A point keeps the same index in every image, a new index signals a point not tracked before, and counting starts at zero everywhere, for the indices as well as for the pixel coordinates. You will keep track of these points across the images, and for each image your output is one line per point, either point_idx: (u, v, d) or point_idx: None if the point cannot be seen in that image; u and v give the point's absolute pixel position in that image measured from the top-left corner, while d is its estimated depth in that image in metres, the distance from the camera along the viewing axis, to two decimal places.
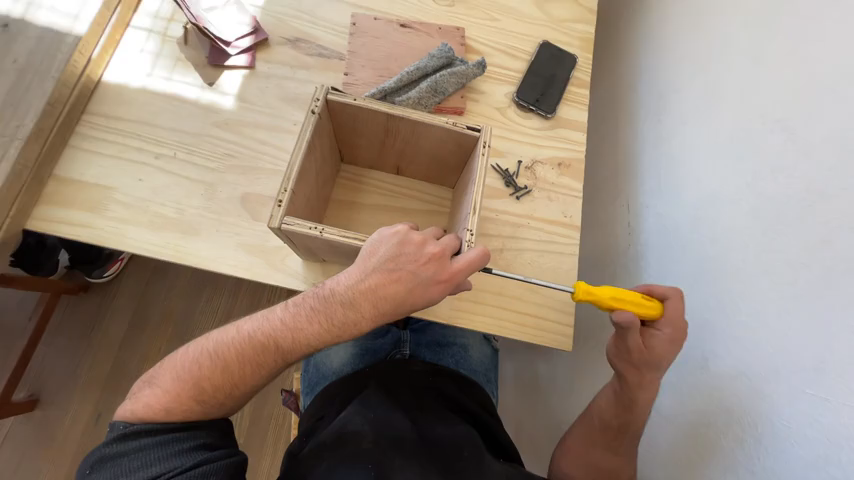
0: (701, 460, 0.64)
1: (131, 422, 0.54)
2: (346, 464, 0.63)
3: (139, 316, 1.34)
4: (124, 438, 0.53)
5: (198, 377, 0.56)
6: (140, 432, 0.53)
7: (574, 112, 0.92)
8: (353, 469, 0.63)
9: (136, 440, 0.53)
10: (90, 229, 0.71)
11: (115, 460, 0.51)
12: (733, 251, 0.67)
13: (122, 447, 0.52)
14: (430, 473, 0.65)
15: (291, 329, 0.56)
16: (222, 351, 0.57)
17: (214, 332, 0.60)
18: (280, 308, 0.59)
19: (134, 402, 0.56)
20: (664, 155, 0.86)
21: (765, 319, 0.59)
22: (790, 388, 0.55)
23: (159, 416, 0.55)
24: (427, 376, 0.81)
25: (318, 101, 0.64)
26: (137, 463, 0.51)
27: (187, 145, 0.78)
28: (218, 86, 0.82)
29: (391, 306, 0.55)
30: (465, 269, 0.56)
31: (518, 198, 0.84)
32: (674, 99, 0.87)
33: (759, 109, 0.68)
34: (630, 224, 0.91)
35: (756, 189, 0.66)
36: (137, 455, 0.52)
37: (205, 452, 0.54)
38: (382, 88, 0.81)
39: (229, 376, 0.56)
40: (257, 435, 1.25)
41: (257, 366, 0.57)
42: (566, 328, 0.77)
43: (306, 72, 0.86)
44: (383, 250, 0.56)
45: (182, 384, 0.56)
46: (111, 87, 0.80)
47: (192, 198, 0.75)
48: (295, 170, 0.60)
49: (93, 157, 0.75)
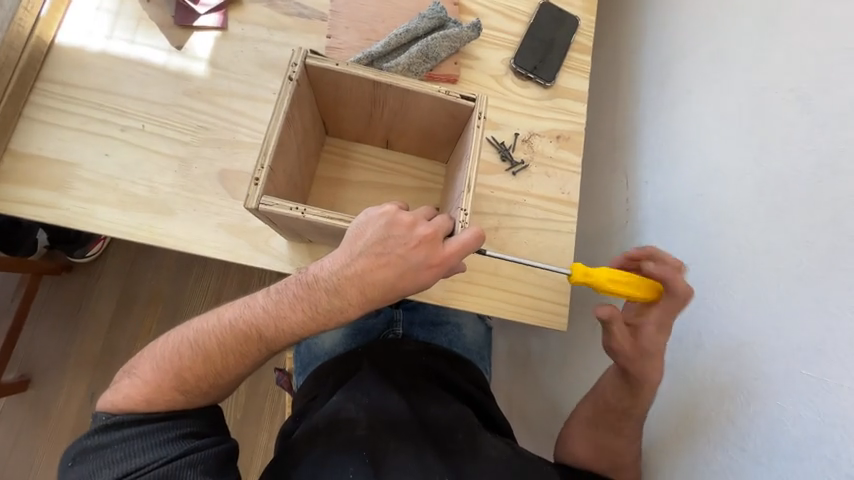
0: (692, 436, 0.64)
1: (111, 413, 0.52)
2: (340, 450, 0.63)
3: (124, 297, 1.30)
4: (107, 429, 0.51)
5: (179, 367, 0.54)
6: (122, 423, 0.51)
7: (575, 80, 0.87)
8: (347, 456, 0.62)
9: (119, 431, 0.51)
10: (55, 210, 0.66)
11: (98, 451, 0.50)
12: (735, 229, 0.64)
13: (104, 438, 0.50)
14: (424, 455, 0.65)
15: (274, 317, 0.54)
16: (203, 340, 0.55)
17: (195, 320, 0.57)
18: (262, 294, 0.55)
19: (114, 394, 0.54)
20: (668, 127, 0.82)
21: (764, 299, 0.58)
22: (786, 368, 0.54)
23: (140, 408, 0.52)
24: (420, 355, 0.80)
25: (296, 67, 0.58)
26: (121, 455, 0.49)
27: (156, 117, 0.71)
28: (187, 50, 0.75)
29: (380, 292, 0.53)
30: (458, 251, 0.53)
31: (514, 173, 0.80)
32: (681, 65, 0.81)
33: (772, 77, 0.64)
34: (629, 199, 0.87)
35: (763, 163, 0.62)
36: (120, 446, 0.50)
37: (192, 441, 0.52)
38: (368, 52, 0.74)
39: (212, 365, 0.54)
40: (253, 410, 1.25)
41: (241, 355, 0.54)
42: (561, 308, 0.75)
43: (284, 34, 0.78)
44: (370, 233, 0.52)
45: (163, 374, 0.53)
46: (66, 50, 0.72)
47: (165, 175, 0.69)
48: (272, 144, 0.55)
49: (51, 130, 0.69)
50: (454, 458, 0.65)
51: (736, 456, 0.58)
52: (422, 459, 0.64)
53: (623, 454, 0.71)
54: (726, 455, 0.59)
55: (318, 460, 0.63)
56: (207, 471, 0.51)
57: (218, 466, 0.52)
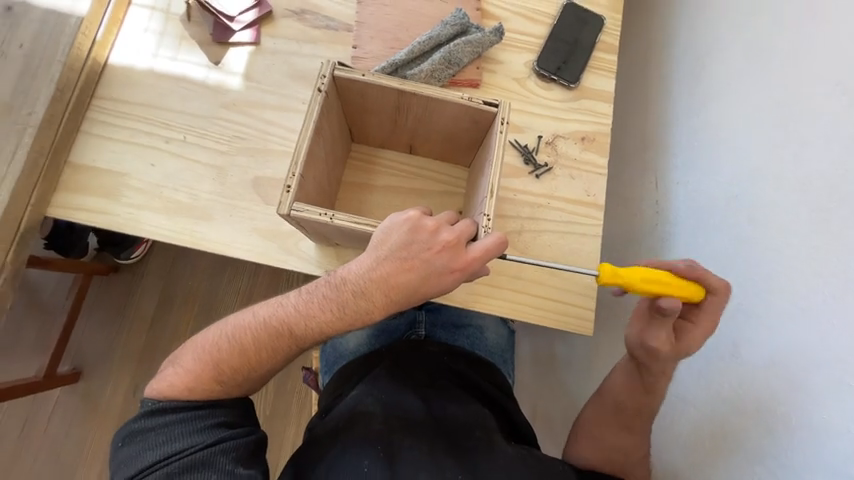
0: (726, 448, 0.62)
1: (157, 399, 0.56)
2: (357, 444, 0.64)
3: (166, 295, 1.39)
4: (151, 414, 0.55)
5: (218, 359, 0.57)
6: (165, 409, 0.55)
7: (601, 81, 0.85)
8: (364, 449, 0.63)
9: (162, 416, 0.55)
10: (108, 216, 0.72)
11: (143, 434, 0.54)
12: (775, 231, 0.61)
13: (149, 423, 0.54)
14: (438, 451, 0.65)
15: (304, 316, 0.56)
16: (239, 335, 0.58)
17: (232, 316, 0.61)
18: (294, 294, 0.58)
19: (159, 381, 0.58)
20: (698, 127, 0.79)
21: (807, 306, 0.55)
22: (832, 379, 0.51)
23: (182, 395, 0.56)
24: (443, 356, 0.81)
25: (325, 79, 0.61)
26: (162, 438, 0.53)
27: (197, 128, 0.76)
28: (224, 65, 0.80)
29: (404, 295, 0.54)
30: (481, 257, 0.53)
31: (537, 176, 0.79)
32: (714, 63, 0.79)
33: (816, 71, 0.61)
34: (659, 201, 0.84)
35: (805, 162, 0.59)
36: (162, 431, 0.54)
37: (225, 430, 0.55)
38: (393, 60, 0.76)
39: (246, 359, 0.57)
40: (283, 406, 1.30)
41: (273, 351, 0.57)
42: (587, 312, 0.74)
43: (312, 46, 0.82)
44: (395, 238, 0.54)
45: (203, 366, 0.57)
46: (118, 69, 0.78)
47: (204, 183, 0.74)
48: (303, 153, 0.58)
49: (105, 143, 0.75)
50: (471, 454, 0.65)
51: (775, 469, 0.55)
52: (435, 455, 0.64)
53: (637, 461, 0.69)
54: (763, 468, 0.57)
55: (336, 453, 0.64)
56: (238, 458, 0.53)
57: (248, 454, 0.55)
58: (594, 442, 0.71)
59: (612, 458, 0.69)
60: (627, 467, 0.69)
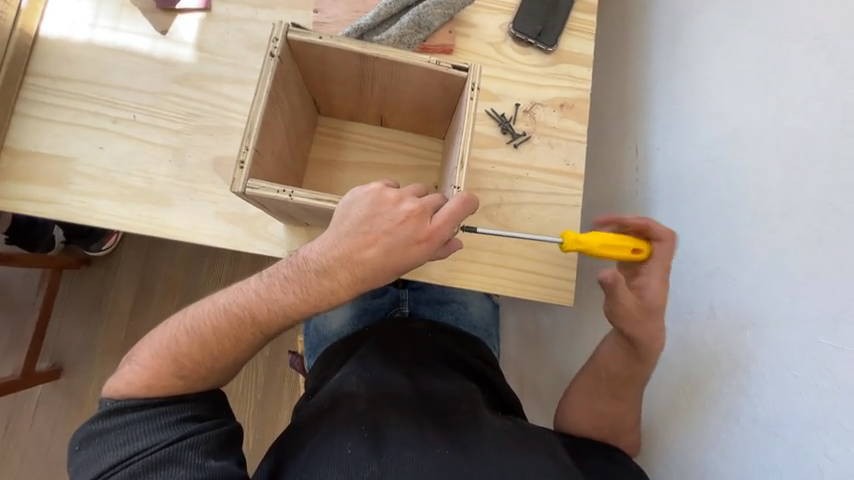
0: (703, 409, 0.63)
1: (116, 399, 0.53)
2: (340, 425, 0.63)
3: (142, 287, 1.34)
4: (109, 414, 0.52)
5: (177, 353, 0.55)
6: (124, 409, 0.52)
7: (579, 43, 0.81)
8: (347, 430, 0.62)
9: (122, 416, 0.52)
10: (57, 205, 0.66)
11: (102, 436, 0.51)
12: (752, 193, 0.61)
13: (108, 424, 0.51)
14: (426, 427, 0.64)
15: (266, 300, 0.54)
16: (199, 325, 0.56)
17: (191, 307, 0.58)
18: (255, 279, 0.56)
19: (116, 380, 0.55)
20: (677, 89, 0.77)
21: (781, 268, 0.56)
22: (800, 336, 0.52)
23: (140, 393, 0.53)
24: (426, 332, 0.82)
25: (277, 42, 0.56)
26: (123, 438, 0.50)
27: (147, 106, 0.70)
28: (172, 35, 0.73)
29: (369, 272, 0.52)
30: (447, 226, 0.51)
31: (515, 146, 0.76)
32: (693, 21, 0.76)
33: (797, 25, 0.58)
34: (639, 169, 0.83)
35: (783, 122, 0.58)
36: (123, 430, 0.51)
37: (192, 424, 0.53)
38: (358, 25, 0.71)
39: (208, 350, 0.55)
40: (272, 392, 1.30)
41: (236, 339, 0.55)
42: (567, 284, 0.74)
43: (269, 12, 0.75)
44: (356, 212, 0.52)
45: (162, 360, 0.55)
46: (52, 42, 0.70)
47: (161, 166, 0.69)
48: (256, 124, 0.54)
49: (45, 126, 0.68)
50: (456, 427, 0.65)
51: (748, 426, 0.57)
52: (420, 431, 0.63)
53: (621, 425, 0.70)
54: (736, 425, 0.58)
55: (318, 436, 0.63)
56: (208, 451, 0.52)
57: (219, 446, 0.53)
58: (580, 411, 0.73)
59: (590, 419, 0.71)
60: (612, 430, 0.70)
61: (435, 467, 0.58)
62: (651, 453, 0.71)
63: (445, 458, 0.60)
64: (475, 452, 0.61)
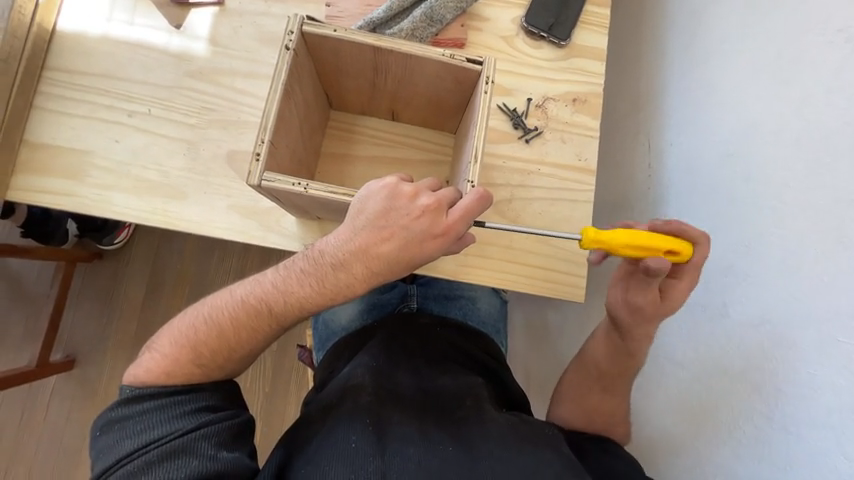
0: (714, 407, 0.63)
1: (135, 386, 0.55)
2: (348, 416, 0.64)
3: (153, 279, 1.36)
4: (129, 402, 0.53)
5: (196, 341, 0.56)
6: (143, 397, 0.53)
7: (593, 37, 0.81)
8: (353, 421, 0.63)
9: (140, 404, 0.53)
10: (74, 197, 0.67)
11: (122, 422, 0.52)
12: (771, 189, 0.60)
13: (127, 411, 0.53)
14: (428, 423, 0.65)
15: (283, 293, 0.54)
16: (217, 316, 0.57)
17: (209, 298, 0.59)
18: (271, 271, 0.56)
19: (136, 368, 0.57)
20: (694, 84, 0.76)
21: (798, 266, 0.55)
22: (818, 335, 0.52)
23: (159, 381, 0.55)
24: (434, 327, 0.82)
25: (292, 36, 0.56)
26: (141, 426, 0.51)
27: (162, 100, 0.71)
28: (187, 29, 0.73)
29: (384, 266, 0.52)
30: (463, 219, 0.51)
31: (527, 141, 0.76)
32: (710, 13, 0.74)
33: (820, 18, 0.57)
34: (652, 164, 0.82)
35: (804, 116, 0.57)
36: (141, 418, 0.52)
37: (207, 414, 0.54)
38: (370, 19, 0.71)
39: (225, 341, 0.56)
40: (281, 384, 1.31)
41: (253, 331, 0.56)
42: (578, 280, 0.73)
43: (282, 6, 0.75)
44: (372, 206, 0.52)
45: (180, 349, 0.56)
46: (69, 36, 0.71)
47: (176, 159, 0.70)
48: (272, 117, 0.54)
49: (63, 119, 0.69)
50: (462, 423, 0.65)
51: (761, 425, 0.56)
52: (425, 427, 0.64)
53: (620, 423, 0.70)
54: (749, 423, 0.58)
55: (325, 430, 0.63)
56: (221, 443, 0.52)
57: (231, 438, 0.54)
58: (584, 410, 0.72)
59: (600, 417, 0.70)
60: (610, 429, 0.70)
61: (436, 461, 0.59)
62: (660, 450, 0.71)
63: (448, 454, 0.60)
64: (479, 447, 0.61)
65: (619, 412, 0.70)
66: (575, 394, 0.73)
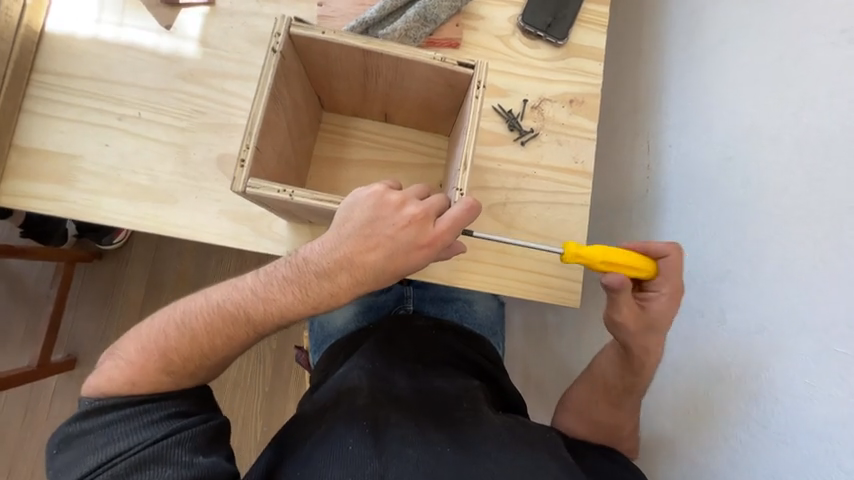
0: (709, 414, 0.62)
1: (95, 399, 0.54)
2: (345, 420, 0.63)
3: (151, 279, 1.36)
4: (90, 415, 0.53)
5: (166, 347, 0.55)
6: (105, 408, 0.53)
7: (591, 36, 0.79)
8: (350, 426, 0.62)
9: (102, 417, 0.52)
10: (64, 203, 0.67)
11: (83, 437, 0.51)
12: (769, 195, 0.58)
13: (88, 425, 0.52)
14: (426, 425, 0.64)
15: (261, 300, 0.54)
16: (191, 321, 0.56)
17: (183, 301, 0.58)
18: (250, 278, 0.56)
19: (99, 376, 0.56)
20: (695, 85, 0.74)
21: (797, 273, 0.54)
22: (816, 344, 0.51)
23: (123, 390, 0.54)
24: (430, 329, 0.82)
25: (279, 38, 0.55)
26: (103, 440, 0.51)
27: (152, 103, 0.70)
28: (177, 30, 0.72)
29: (366, 276, 0.51)
30: (449, 229, 0.50)
31: (523, 144, 0.75)
32: (712, 11, 0.73)
33: (825, 18, 0.56)
34: (650, 166, 0.80)
35: (804, 119, 0.56)
36: (103, 432, 0.51)
37: (178, 421, 0.54)
38: (363, 19, 0.70)
39: (198, 347, 0.55)
40: (279, 385, 1.31)
41: (228, 338, 0.55)
42: (573, 285, 0.72)
43: (274, 6, 0.74)
44: (358, 215, 0.51)
45: (149, 356, 0.55)
46: (58, 38, 0.70)
47: (166, 163, 0.69)
48: (257, 122, 0.53)
49: (52, 123, 0.68)
50: (459, 424, 0.65)
51: (756, 433, 0.56)
52: (422, 429, 0.63)
53: (615, 429, 0.69)
54: (743, 431, 0.57)
55: (321, 432, 0.63)
56: (196, 448, 0.52)
57: (207, 441, 0.54)
58: (581, 416, 0.71)
59: (595, 424, 0.70)
60: (607, 434, 0.69)
61: (432, 459, 0.59)
62: (655, 456, 0.71)
63: (446, 456, 0.60)
64: (480, 451, 0.61)
65: (615, 418, 0.69)
66: (574, 398, 0.72)
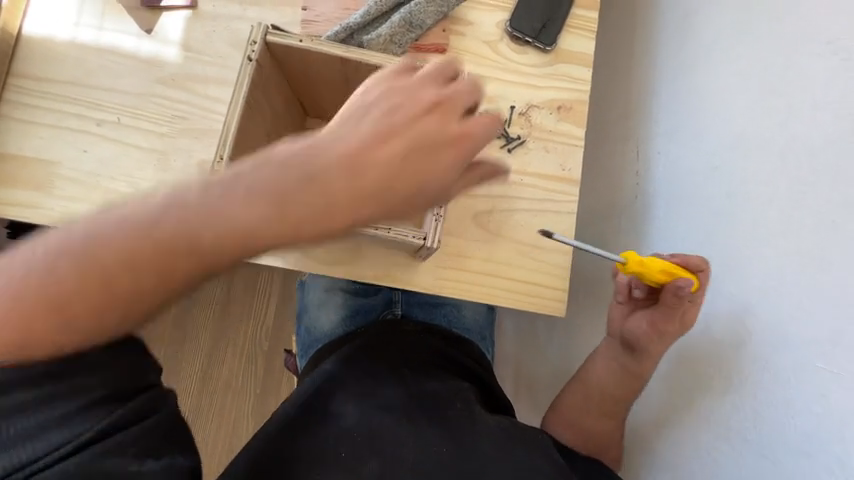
0: (691, 424, 0.62)
1: None
2: (334, 434, 0.64)
3: None
4: None
5: (64, 279, 0.36)
6: None
7: (580, 42, 0.78)
8: (341, 438, 0.63)
9: None
10: (41, 210, 0.66)
11: None
12: (754, 206, 0.58)
13: None
14: (421, 423, 0.64)
15: (162, 259, 0.36)
16: (33, 285, 0.36)
17: (16, 247, 0.38)
18: (129, 232, 0.36)
19: None
20: (684, 91, 0.73)
21: (781, 286, 0.53)
22: (798, 358, 0.51)
23: None
24: (418, 332, 0.79)
25: (255, 46, 0.54)
26: None
27: (132, 108, 0.69)
28: (157, 34, 0.71)
29: (358, 163, 0.39)
30: (471, 122, 0.43)
31: (510, 151, 0.74)
32: (702, 18, 0.72)
33: (811, 27, 0.55)
34: (639, 172, 0.80)
35: (790, 130, 0.55)
36: None
37: (98, 422, 0.43)
38: (347, 24, 0.69)
39: (51, 338, 0.37)
40: (270, 388, 1.30)
41: (91, 289, 0.36)
42: (559, 294, 0.72)
43: (258, 9, 0.73)
44: (369, 97, 0.43)
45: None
46: (35, 42, 0.69)
47: (146, 170, 0.68)
48: (232, 132, 0.52)
49: (29, 128, 0.67)
50: (452, 424, 0.64)
51: (737, 446, 0.55)
52: (418, 428, 0.64)
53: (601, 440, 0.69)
54: (725, 444, 0.57)
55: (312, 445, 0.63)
56: (139, 452, 0.45)
57: (146, 439, 0.46)
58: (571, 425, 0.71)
59: (584, 434, 0.70)
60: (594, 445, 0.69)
61: (433, 462, 0.60)
62: (636, 463, 0.70)
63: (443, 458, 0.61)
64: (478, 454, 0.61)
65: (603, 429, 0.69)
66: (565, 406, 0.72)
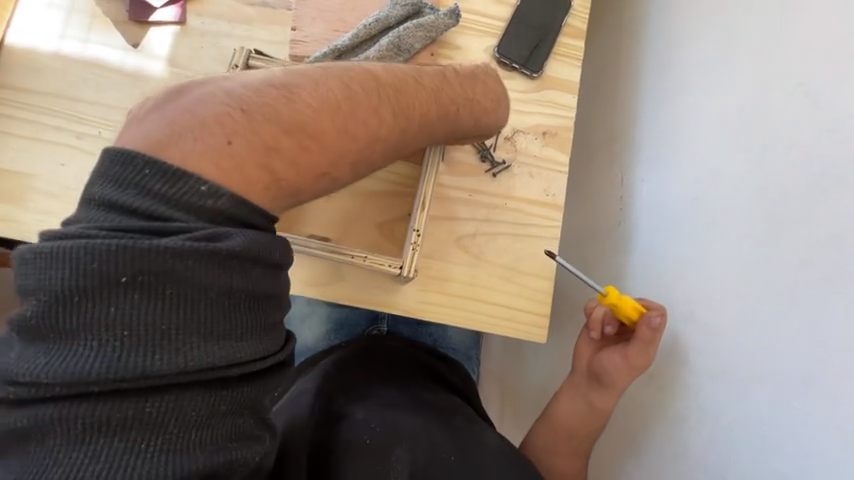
0: (670, 455, 0.61)
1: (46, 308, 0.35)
2: (348, 433, 0.59)
3: None
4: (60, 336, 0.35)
5: (252, 122, 0.44)
6: (120, 312, 0.35)
7: (566, 69, 0.80)
8: (356, 440, 0.58)
9: (95, 327, 0.35)
10: (16, 224, 0.64)
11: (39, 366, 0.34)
12: (729, 240, 0.59)
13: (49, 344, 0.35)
14: (430, 425, 0.61)
15: (330, 130, 0.48)
16: (224, 142, 0.42)
17: (172, 123, 0.41)
18: (303, 113, 0.46)
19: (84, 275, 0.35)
20: (664, 121, 0.75)
21: (754, 321, 0.54)
22: (771, 395, 0.51)
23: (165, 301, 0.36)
24: (405, 348, 0.78)
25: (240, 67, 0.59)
26: (74, 372, 0.34)
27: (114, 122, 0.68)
28: (144, 48, 0.71)
29: (442, 98, 0.58)
30: (497, 87, 0.66)
31: (495, 175, 0.75)
32: (681, 50, 0.74)
33: (784, 68, 0.57)
34: (622, 197, 0.81)
35: (764, 167, 0.57)
36: (65, 360, 0.34)
37: (253, 367, 0.39)
38: (335, 46, 0.70)
39: (244, 179, 0.42)
40: None
41: (269, 148, 0.44)
42: (541, 319, 0.72)
43: (247, 27, 0.73)
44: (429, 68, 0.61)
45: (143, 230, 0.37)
46: (19, 52, 0.68)
47: None
48: None
49: (7, 140, 0.66)
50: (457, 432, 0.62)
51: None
52: (430, 430, 0.60)
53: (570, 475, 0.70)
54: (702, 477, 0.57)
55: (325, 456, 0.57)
56: (238, 427, 0.39)
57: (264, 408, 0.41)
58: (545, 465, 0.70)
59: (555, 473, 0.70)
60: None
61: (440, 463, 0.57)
62: None
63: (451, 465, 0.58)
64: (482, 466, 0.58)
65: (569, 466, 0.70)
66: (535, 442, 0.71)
